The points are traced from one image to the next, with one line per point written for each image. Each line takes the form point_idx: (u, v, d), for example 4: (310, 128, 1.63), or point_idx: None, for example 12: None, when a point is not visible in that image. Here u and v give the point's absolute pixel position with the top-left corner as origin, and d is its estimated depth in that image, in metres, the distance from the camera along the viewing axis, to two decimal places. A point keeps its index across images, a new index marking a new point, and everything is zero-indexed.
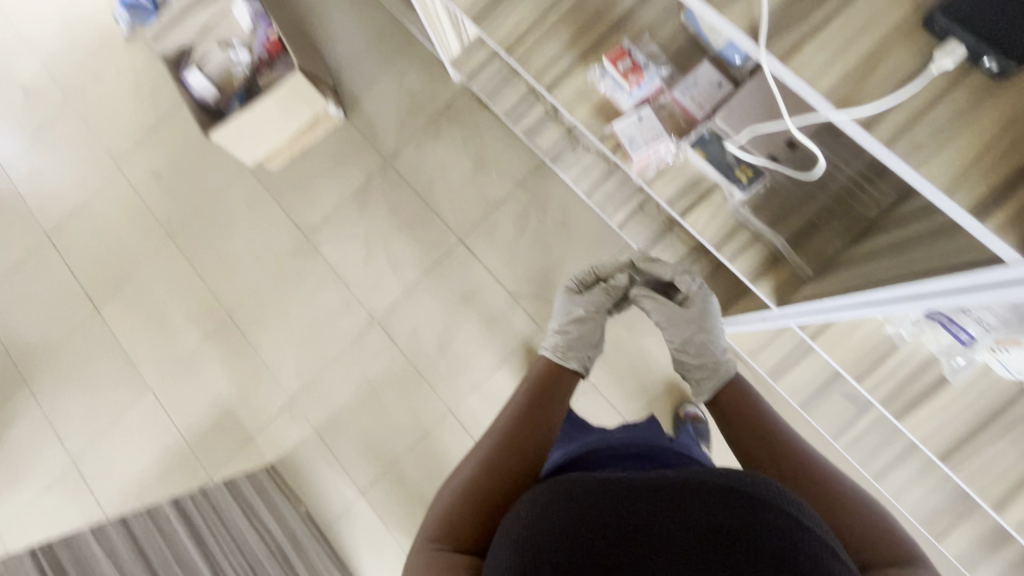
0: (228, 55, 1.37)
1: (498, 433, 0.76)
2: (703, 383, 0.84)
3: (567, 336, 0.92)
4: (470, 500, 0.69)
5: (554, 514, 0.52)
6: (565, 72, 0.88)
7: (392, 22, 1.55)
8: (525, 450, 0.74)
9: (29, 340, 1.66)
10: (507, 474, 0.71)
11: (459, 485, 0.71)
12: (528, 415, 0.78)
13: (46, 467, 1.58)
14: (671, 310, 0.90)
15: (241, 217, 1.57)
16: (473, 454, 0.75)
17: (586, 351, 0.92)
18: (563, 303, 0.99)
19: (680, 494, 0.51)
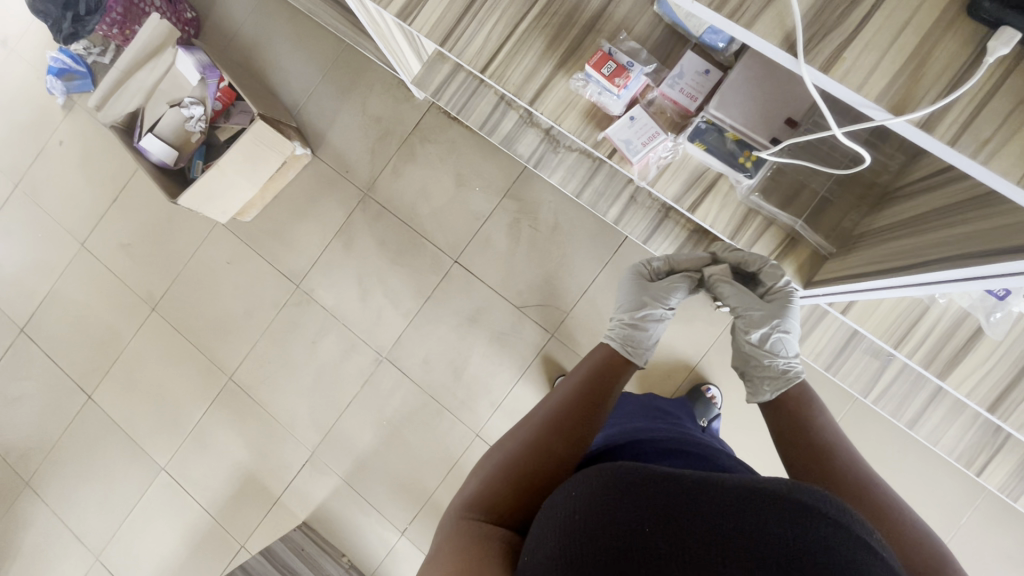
0: (179, 112, 1.29)
1: (546, 415, 0.72)
2: (765, 384, 0.75)
3: (632, 329, 0.86)
4: (509, 473, 0.66)
5: (600, 499, 0.48)
6: (545, 83, 0.86)
7: (344, 49, 1.49)
8: (573, 435, 0.69)
9: (25, 441, 1.58)
10: (554, 457, 0.67)
11: (500, 460, 0.68)
12: (576, 398, 0.73)
13: (69, 566, 1.52)
14: (749, 302, 0.78)
15: (224, 275, 1.51)
16: (519, 433, 0.71)
17: (647, 348, 0.86)
18: (625, 286, 0.91)
19: (733, 493, 0.47)
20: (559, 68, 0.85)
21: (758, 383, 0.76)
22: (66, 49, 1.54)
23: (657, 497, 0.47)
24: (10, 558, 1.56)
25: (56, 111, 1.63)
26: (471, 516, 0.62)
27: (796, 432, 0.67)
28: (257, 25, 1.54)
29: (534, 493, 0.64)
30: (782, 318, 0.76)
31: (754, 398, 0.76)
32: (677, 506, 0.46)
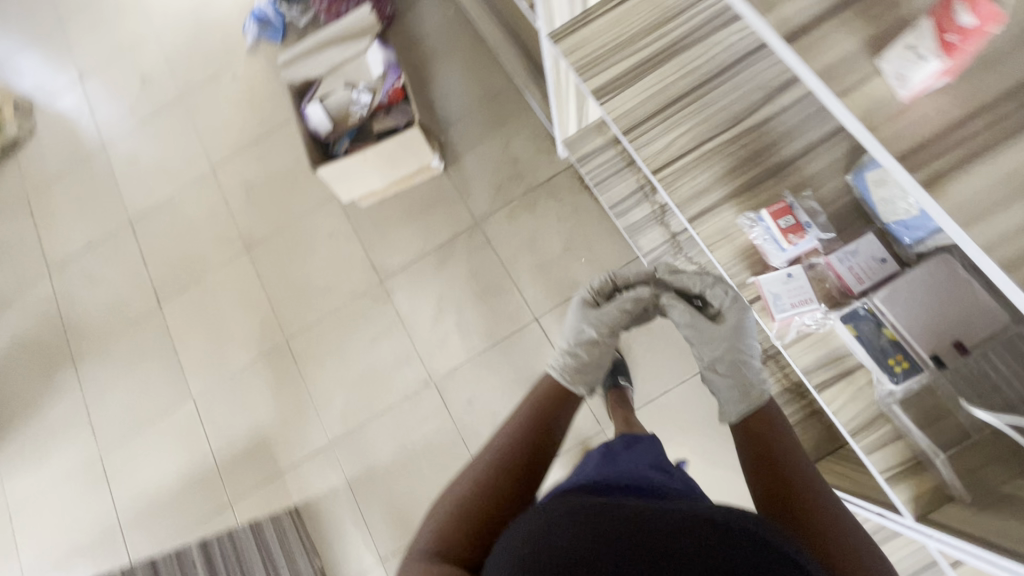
0: (350, 94, 1.37)
1: (489, 455, 0.72)
2: (730, 404, 0.78)
3: (570, 361, 0.89)
4: (461, 517, 0.65)
5: (561, 531, 0.48)
6: (711, 207, 0.85)
7: (508, 86, 1.56)
8: (522, 472, 0.71)
9: (89, 322, 1.66)
10: (501, 482, 0.69)
11: (455, 500, 0.67)
12: (522, 428, 0.76)
13: (74, 452, 1.57)
14: (699, 322, 0.84)
15: (321, 245, 1.56)
16: (462, 478, 0.71)
17: (588, 380, 0.89)
18: (570, 317, 0.96)
19: (674, 523, 0.48)
20: (729, 198, 0.85)
21: (736, 405, 0.77)
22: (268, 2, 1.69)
23: (602, 522, 0.48)
24: (25, 423, 1.62)
25: (241, 50, 1.78)
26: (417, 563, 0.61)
27: (762, 463, 0.65)
28: (442, 40, 1.64)
29: (490, 530, 0.65)
30: (734, 338, 0.81)
31: (724, 419, 0.78)
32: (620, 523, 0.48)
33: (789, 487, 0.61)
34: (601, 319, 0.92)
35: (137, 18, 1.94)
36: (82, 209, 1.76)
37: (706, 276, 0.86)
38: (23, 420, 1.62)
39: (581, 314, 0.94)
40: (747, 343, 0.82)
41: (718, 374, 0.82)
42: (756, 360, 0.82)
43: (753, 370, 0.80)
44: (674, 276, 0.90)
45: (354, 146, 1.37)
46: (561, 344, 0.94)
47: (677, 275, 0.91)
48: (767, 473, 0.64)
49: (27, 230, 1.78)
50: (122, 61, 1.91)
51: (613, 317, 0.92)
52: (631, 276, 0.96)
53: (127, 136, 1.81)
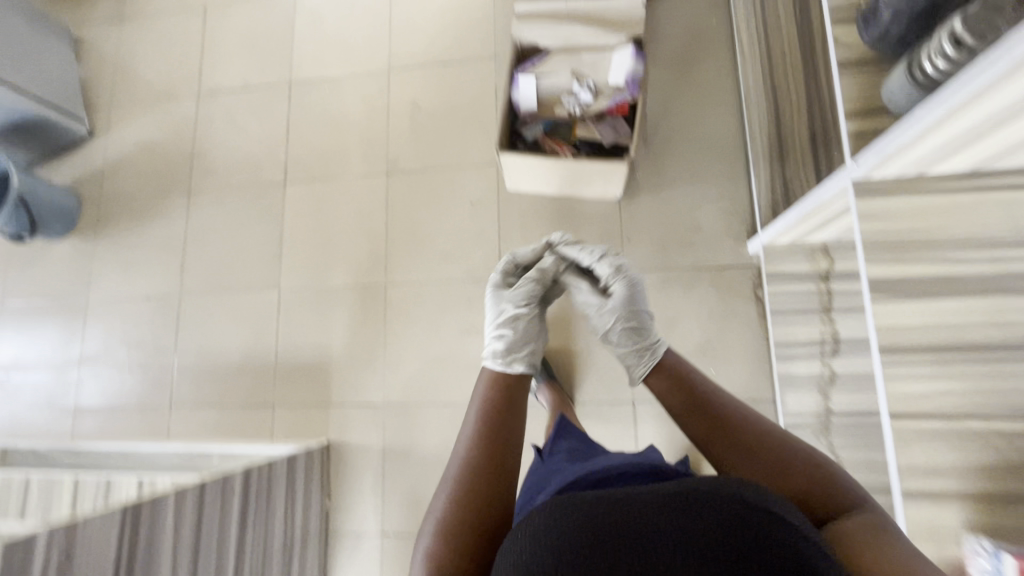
0: (570, 84, 1.18)
1: (458, 487, 0.74)
2: (630, 356, 0.97)
3: (504, 341, 1.00)
4: (454, 535, 0.70)
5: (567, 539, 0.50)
6: (931, 490, 0.71)
7: (735, 148, 1.35)
8: (493, 469, 0.76)
9: (214, 162, 1.63)
10: (487, 505, 0.73)
11: (441, 518, 0.71)
12: (488, 439, 0.78)
13: (159, 278, 1.60)
14: (600, 300, 1.07)
15: (459, 207, 1.45)
16: (444, 519, 0.71)
17: (527, 351, 0.99)
18: (490, 306, 1.09)
19: (660, 500, 0.51)
20: (962, 494, 0.71)
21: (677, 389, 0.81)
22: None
23: (601, 519, 0.51)
24: (129, 227, 1.65)
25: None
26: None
27: (734, 461, 0.72)
28: (688, 52, 1.41)
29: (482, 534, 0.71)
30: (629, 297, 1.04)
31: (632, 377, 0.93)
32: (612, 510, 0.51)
33: (774, 477, 0.68)
34: (518, 298, 1.07)
35: None
36: (251, 45, 1.67)
37: (592, 249, 1.10)
38: (127, 225, 1.65)
39: (499, 300, 1.09)
40: (633, 306, 1.04)
41: (617, 335, 1.00)
42: (644, 313, 1.04)
43: (640, 323, 1.01)
44: (563, 252, 1.14)
45: (545, 138, 1.24)
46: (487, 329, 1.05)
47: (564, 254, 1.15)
48: (748, 465, 0.70)
49: (194, 40, 1.72)
50: None
51: (537, 305, 1.09)
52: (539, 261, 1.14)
53: None
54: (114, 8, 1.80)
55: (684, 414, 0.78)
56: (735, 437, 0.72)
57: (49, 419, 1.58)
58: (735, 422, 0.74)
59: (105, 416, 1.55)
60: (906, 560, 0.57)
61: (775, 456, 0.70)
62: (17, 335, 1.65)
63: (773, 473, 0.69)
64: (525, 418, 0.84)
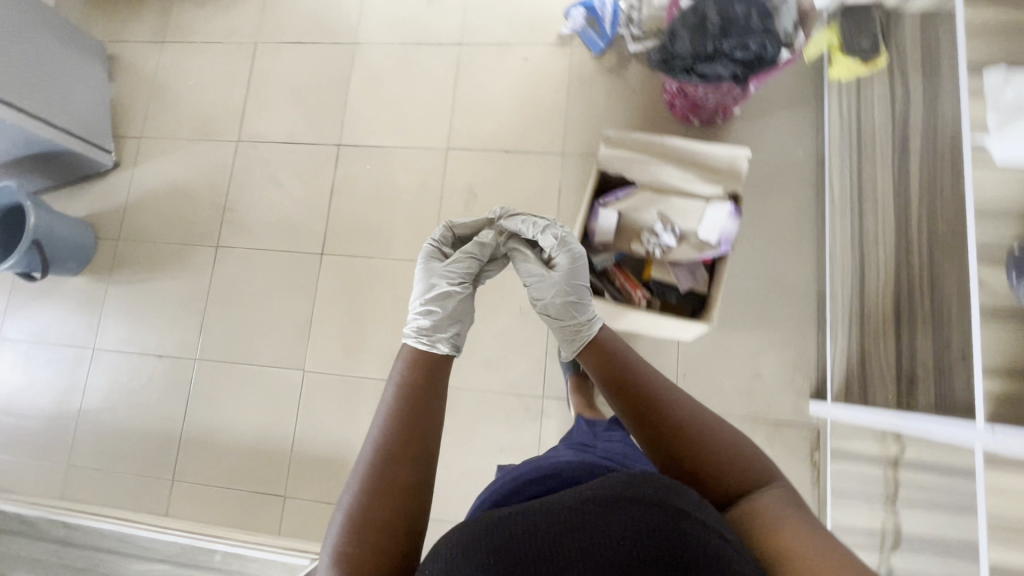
0: (654, 224, 1.09)
1: (367, 482, 0.60)
2: (572, 339, 0.88)
3: (429, 316, 0.92)
4: (359, 554, 0.56)
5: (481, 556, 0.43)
6: None
7: (810, 296, 1.28)
8: (415, 474, 0.62)
9: (248, 219, 1.52)
10: (400, 499, 0.59)
11: (343, 528, 0.58)
12: (408, 418, 0.65)
13: (174, 336, 1.49)
14: (542, 272, 0.97)
15: (508, 312, 1.37)
16: (350, 517, 0.58)
17: (451, 329, 0.90)
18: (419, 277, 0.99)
19: (577, 505, 0.44)
20: None
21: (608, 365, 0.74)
22: (619, 30, 1.43)
23: (513, 518, 0.45)
24: (146, 276, 1.54)
25: (550, 33, 1.48)
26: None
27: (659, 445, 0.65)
28: (771, 184, 1.33)
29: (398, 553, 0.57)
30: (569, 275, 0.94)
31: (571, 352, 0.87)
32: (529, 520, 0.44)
33: (677, 436, 0.64)
34: (451, 270, 0.98)
35: None
36: (301, 96, 1.57)
37: (530, 216, 1.01)
38: (144, 272, 1.54)
39: (426, 270, 0.98)
40: (575, 278, 0.96)
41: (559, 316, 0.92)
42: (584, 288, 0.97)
43: (582, 304, 0.92)
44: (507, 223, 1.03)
45: (614, 273, 1.13)
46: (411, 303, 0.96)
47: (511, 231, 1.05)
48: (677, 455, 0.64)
49: (239, 79, 1.61)
50: None
51: (464, 275, 0.98)
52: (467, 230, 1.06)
53: (382, 45, 1.56)
54: (155, 29, 1.68)
55: (612, 384, 0.71)
56: (648, 404, 0.67)
57: (37, 474, 1.47)
58: (669, 400, 0.67)
59: (97, 479, 1.45)
60: (811, 539, 0.52)
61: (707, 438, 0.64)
62: (13, 375, 1.54)
63: (706, 463, 0.62)
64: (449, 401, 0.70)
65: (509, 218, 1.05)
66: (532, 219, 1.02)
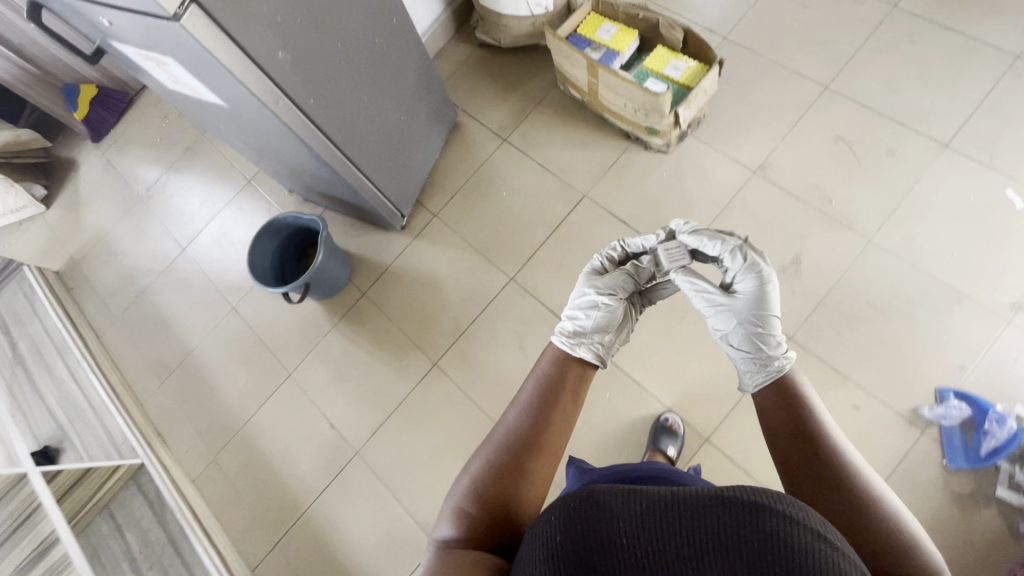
0: None
1: (494, 461, 0.81)
2: (750, 373, 0.96)
3: (586, 327, 1.06)
4: (483, 504, 0.77)
5: (586, 524, 0.50)
6: None
7: None
8: (536, 452, 0.82)
9: (474, 359, 1.46)
10: (516, 478, 0.79)
11: (474, 480, 0.80)
12: (534, 421, 0.84)
13: (352, 416, 1.49)
14: (716, 296, 1.03)
15: None
16: (477, 482, 0.79)
17: (597, 339, 1.04)
18: (581, 291, 1.12)
19: (676, 498, 0.50)
20: None
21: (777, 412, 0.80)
22: (998, 460, 1.12)
23: (617, 499, 0.51)
24: (363, 343, 1.55)
25: (902, 397, 1.19)
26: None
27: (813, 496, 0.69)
28: None
29: (511, 518, 0.76)
30: (754, 308, 1.00)
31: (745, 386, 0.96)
32: (617, 507, 0.50)
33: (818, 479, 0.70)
34: (615, 281, 1.10)
35: (882, 199, 1.33)
36: None
37: (713, 234, 1.01)
38: (367, 339, 1.55)
39: (588, 282, 1.12)
40: (759, 308, 0.99)
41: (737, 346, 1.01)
42: (770, 316, 0.99)
43: (766, 339, 0.98)
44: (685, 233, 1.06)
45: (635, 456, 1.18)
46: (571, 312, 1.11)
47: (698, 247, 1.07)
48: (836, 497, 0.68)
49: (549, 219, 1.53)
50: (808, 207, 1.37)
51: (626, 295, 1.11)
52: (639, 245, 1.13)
53: None
54: (507, 123, 1.67)
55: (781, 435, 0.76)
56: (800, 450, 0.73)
57: (190, 448, 1.57)
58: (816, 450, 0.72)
59: (222, 488, 1.51)
60: None
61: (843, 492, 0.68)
62: (225, 349, 1.65)
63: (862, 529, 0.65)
64: (576, 403, 0.90)
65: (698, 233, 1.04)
66: (725, 240, 1.01)
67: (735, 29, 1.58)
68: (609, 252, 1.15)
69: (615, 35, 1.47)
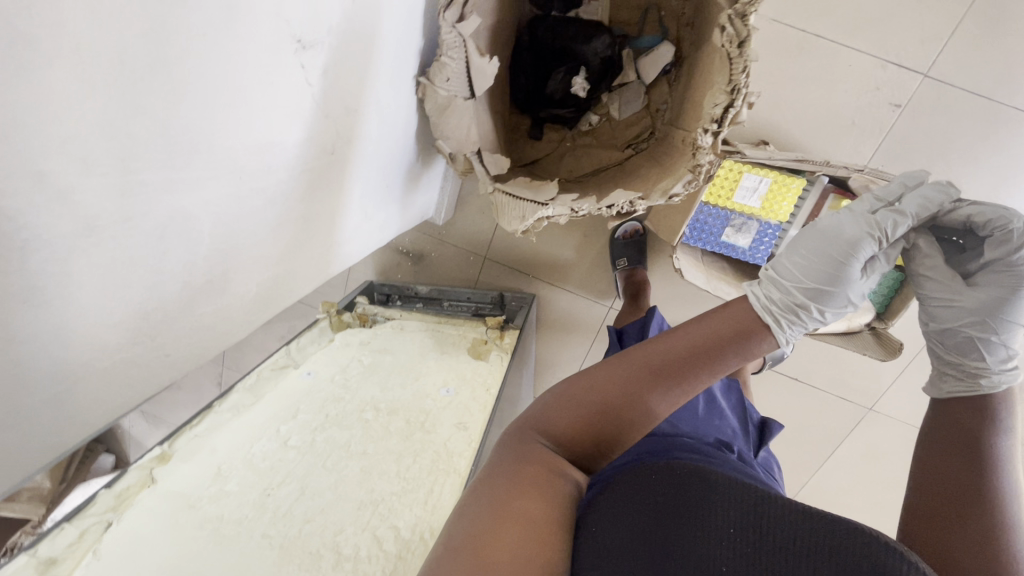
0: None
1: (633, 376, 0.59)
2: (947, 383, 0.66)
3: (796, 293, 0.67)
4: (587, 418, 0.58)
5: (666, 493, 0.53)
6: None
7: None
8: (678, 393, 0.60)
9: None
10: (641, 412, 0.58)
11: (592, 385, 0.60)
12: (683, 350, 0.61)
13: None
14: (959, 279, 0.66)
15: None
16: (591, 381, 0.60)
17: (817, 310, 0.65)
18: (813, 255, 0.67)
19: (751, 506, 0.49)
20: None
21: (940, 413, 0.64)
22: None
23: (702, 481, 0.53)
24: None
25: None
26: (536, 451, 0.56)
27: (936, 444, 0.59)
28: None
29: (607, 443, 0.58)
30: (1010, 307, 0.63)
31: (931, 393, 0.68)
32: (721, 499, 0.50)
33: (933, 500, 0.55)
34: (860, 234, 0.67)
35: None
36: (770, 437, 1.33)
37: (994, 221, 0.62)
38: None
39: (834, 248, 0.65)
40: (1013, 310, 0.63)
41: (946, 350, 0.67)
42: (1014, 324, 0.64)
43: (989, 348, 0.64)
44: (957, 210, 0.65)
45: (635, 272, 1.13)
46: (780, 276, 0.69)
47: (953, 216, 0.65)
48: (943, 462, 0.56)
49: None
50: None
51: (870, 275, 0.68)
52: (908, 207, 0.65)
53: (906, 428, 1.23)
54: (605, 285, 1.24)
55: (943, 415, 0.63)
56: (934, 443, 0.59)
57: None
58: (958, 449, 0.57)
59: None
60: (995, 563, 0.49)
61: (965, 473, 0.54)
62: None
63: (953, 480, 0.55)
64: (737, 358, 0.62)
65: (968, 213, 0.64)
66: (1010, 231, 0.61)
67: (941, 56, 0.93)
68: (864, 205, 0.68)
69: (765, 195, 0.92)
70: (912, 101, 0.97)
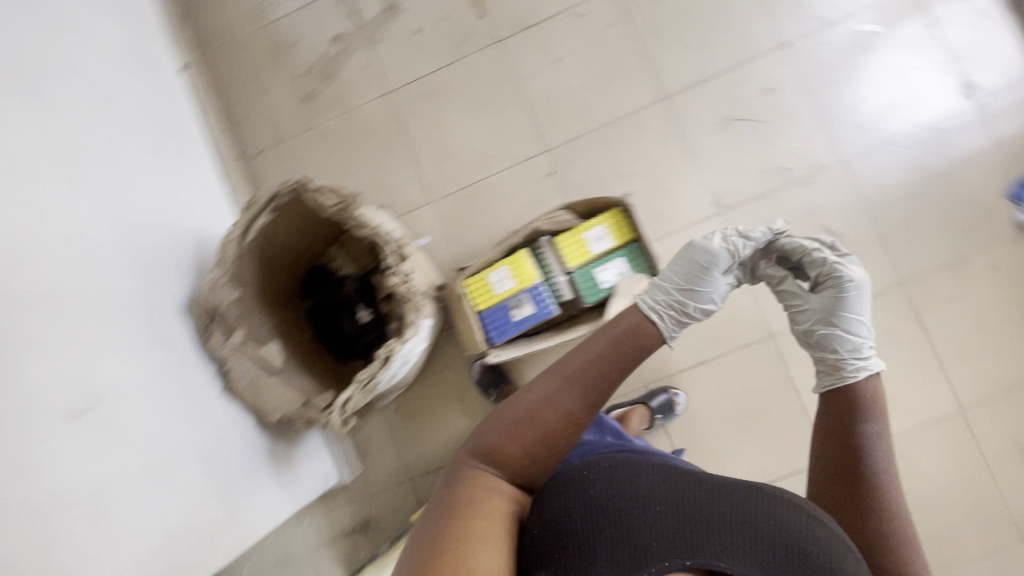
0: None
1: (557, 391, 0.65)
2: (825, 379, 0.74)
3: (668, 292, 0.79)
4: (523, 438, 0.63)
5: (607, 506, 0.54)
6: None
7: None
8: (593, 398, 0.66)
9: None
10: (568, 425, 0.64)
11: (523, 406, 0.65)
12: (591, 360, 0.66)
13: None
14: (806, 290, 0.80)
15: None
16: (522, 399, 0.66)
17: (664, 292, 0.79)
18: (687, 264, 0.82)
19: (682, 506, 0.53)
20: None
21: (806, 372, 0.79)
22: None
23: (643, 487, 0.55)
24: None
25: (997, 224, 1.24)
26: (477, 483, 0.60)
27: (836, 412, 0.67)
28: None
29: (546, 457, 0.64)
30: (851, 306, 0.77)
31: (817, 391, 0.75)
32: (656, 503, 0.53)
33: (832, 467, 0.63)
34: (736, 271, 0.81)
35: (807, 129, 1.29)
36: (745, 422, 1.28)
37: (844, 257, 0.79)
38: None
39: (698, 258, 0.81)
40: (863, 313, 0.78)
41: (813, 350, 0.78)
42: (858, 321, 0.77)
43: (842, 341, 0.76)
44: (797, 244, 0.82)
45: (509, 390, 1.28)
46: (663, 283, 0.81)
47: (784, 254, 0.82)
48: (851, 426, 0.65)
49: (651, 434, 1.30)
50: (784, 189, 1.28)
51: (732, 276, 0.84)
52: (754, 232, 0.81)
53: None
54: None
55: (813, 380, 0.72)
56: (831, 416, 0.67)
57: None
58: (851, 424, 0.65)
59: None
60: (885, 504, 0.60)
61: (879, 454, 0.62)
62: None
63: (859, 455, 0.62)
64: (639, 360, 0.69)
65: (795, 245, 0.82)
66: (815, 255, 0.80)
67: (540, 137, 1.35)
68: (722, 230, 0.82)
69: (511, 274, 1.16)
70: (554, 164, 1.34)
